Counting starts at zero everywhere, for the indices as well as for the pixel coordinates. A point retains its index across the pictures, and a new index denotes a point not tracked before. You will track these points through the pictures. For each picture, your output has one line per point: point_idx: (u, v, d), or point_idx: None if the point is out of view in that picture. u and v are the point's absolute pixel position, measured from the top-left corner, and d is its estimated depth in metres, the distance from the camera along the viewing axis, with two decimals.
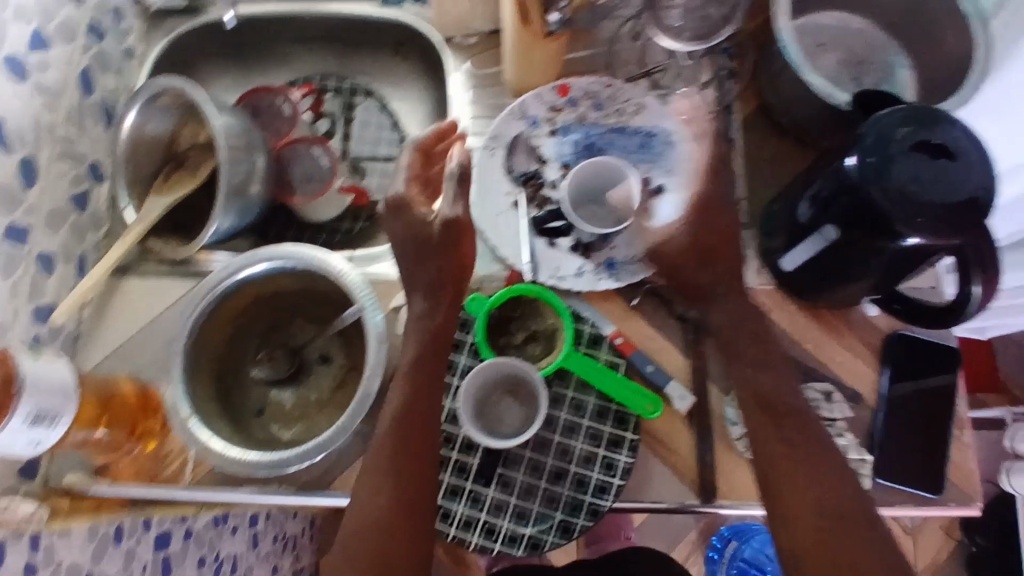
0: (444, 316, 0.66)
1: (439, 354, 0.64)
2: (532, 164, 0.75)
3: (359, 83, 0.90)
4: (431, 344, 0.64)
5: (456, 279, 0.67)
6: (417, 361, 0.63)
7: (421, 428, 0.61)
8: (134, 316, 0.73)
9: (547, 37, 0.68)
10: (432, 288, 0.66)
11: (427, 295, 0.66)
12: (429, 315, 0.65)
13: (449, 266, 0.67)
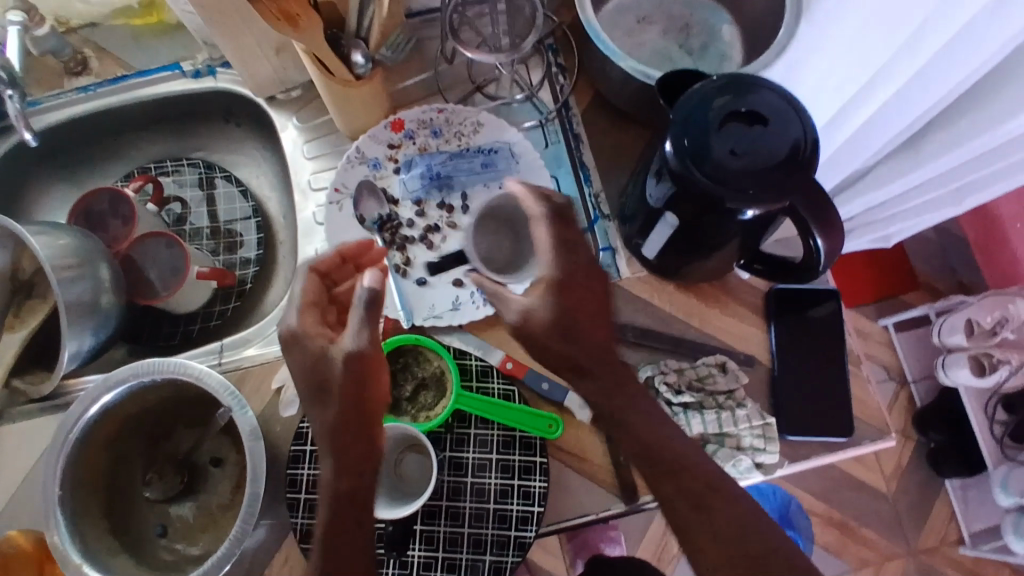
0: (361, 437, 0.54)
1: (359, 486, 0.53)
2: (384, 207, 0.73)
3: (198, 158, 0.87)
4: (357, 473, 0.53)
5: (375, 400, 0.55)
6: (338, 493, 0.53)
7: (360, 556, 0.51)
8: (13, 466, 0.70)
9: (359, 79, 0.66)
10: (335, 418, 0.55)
11: (339, 419, 0.54)
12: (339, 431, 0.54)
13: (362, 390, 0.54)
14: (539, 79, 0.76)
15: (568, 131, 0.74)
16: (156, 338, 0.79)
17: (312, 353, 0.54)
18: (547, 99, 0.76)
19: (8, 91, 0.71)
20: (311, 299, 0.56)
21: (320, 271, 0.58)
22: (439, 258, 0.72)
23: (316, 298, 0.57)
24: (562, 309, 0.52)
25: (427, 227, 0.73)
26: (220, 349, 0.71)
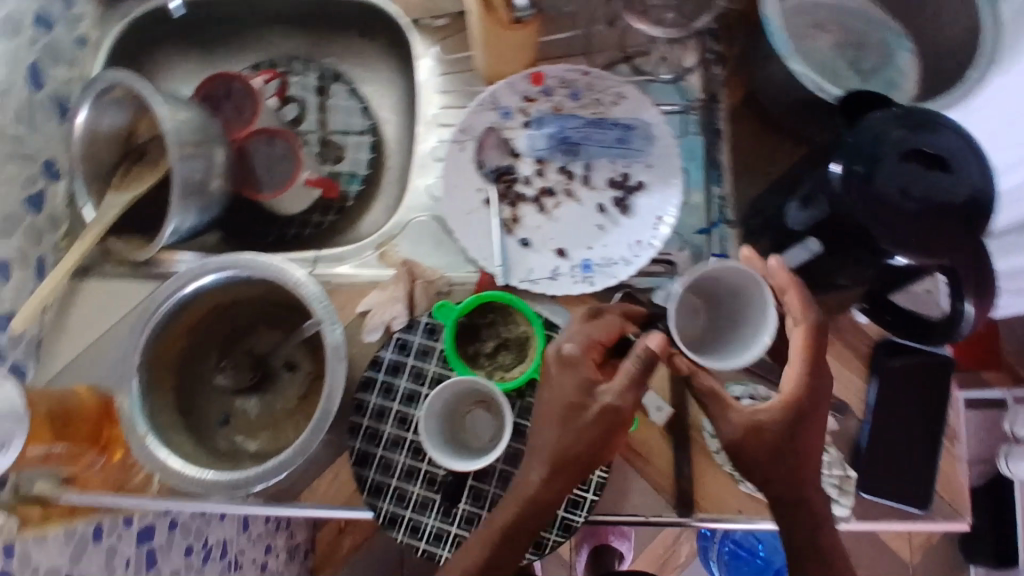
0: (567, 484, 0.53)
1: (530, 526, 0.53)
2: (505, 159, 0.71)
3: (325, 65, 0.86)
4: (538, 508, 0.52)
5: (596, 445, 0.52)
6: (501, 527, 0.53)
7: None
8: (94, 322, 0.71)
9: (517, 26, 0.63)
10: (556, 450, 0.52)
11: (551, 467, 0.52)
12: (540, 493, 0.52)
13: (590, 429, 0.52)
14: (693, 63, 0.73)
15: (710, 125, 0.71)
16: (250, 231, 0.80)
17: (580, 382, 0.53)
18: (697, 86, 0.72)
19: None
20: (601, 341, 0.54)
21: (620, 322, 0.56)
22: (545, 222, 0.70)
23: (604, 342, 0.55)
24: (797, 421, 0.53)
25: (542, 189, 0.70)
26: (314, 260, 0.71)
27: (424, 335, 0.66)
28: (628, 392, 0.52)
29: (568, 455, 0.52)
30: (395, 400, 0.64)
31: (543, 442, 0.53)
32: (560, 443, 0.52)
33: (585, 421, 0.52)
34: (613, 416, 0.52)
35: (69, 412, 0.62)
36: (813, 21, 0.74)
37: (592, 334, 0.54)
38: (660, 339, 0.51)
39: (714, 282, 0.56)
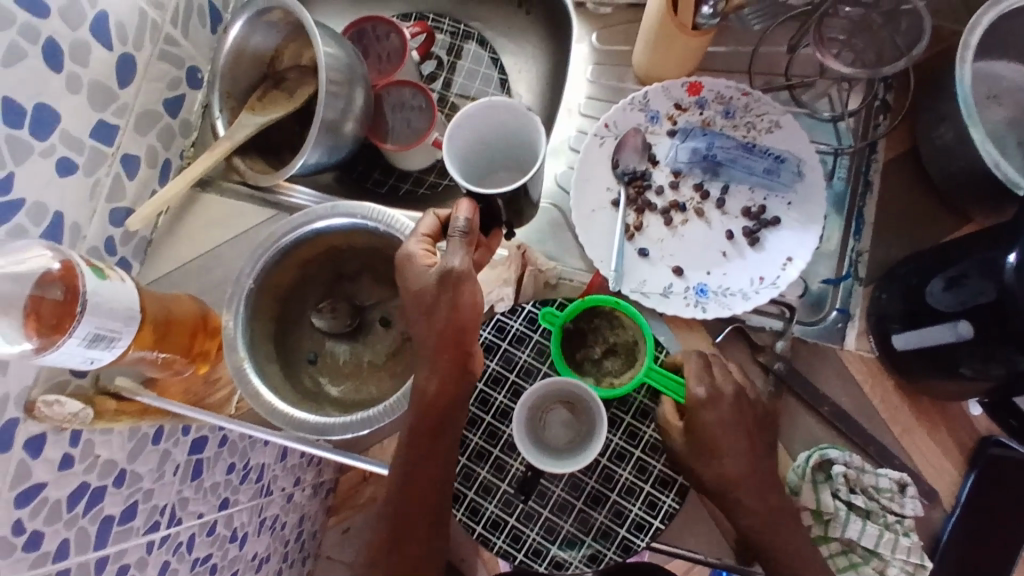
0: (460, 353, 0.52)
1: (445, 418, 0.53)
2: (641, 163, 0.69)
3: (474, 30, 0.84)
4: (457, 362, 0.52)
5: (470, 316, 0.52)
6: (418, 424, 0.52)
7: (433, 472, 0.52)
8: (206, 233, 0.73)
9: (695, 31, 0.61)
10: (438, 334, 0.51)
11: (447, 353, 0.52)
12: (428, 342, 0.52)
13: (434, 321, 0.52)
14: (856, 107, 0.70)
15: (859, 174, 0.69)
16: (366, 177, 0.81)
17: (416, 273, 0.53)
18: (856, 131, 0.69)
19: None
20: (430, 232, 0.56)
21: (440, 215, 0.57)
22: (669, 237, 0.68)
23: (434, 235, 0.56)
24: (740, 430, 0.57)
25: (673, 203, 0.68)
26: None
27: (524, 323, 0.65)
28: (458, 253, 0.52)
29: (448, 327, 0.51)
30: (481, 379, 0.65)
31: (425, 323, 0.52)
32: (437, 332, 0.51)
33: (436, 302, 0.51)
34: (446, 274, 0.52)
35: (168, 321, 0.61)
36: (991, 91, 0.70)
37: (417, 235, 0.55)
38: (468, 207, 0.54)
39: (501, 149, 0.66)
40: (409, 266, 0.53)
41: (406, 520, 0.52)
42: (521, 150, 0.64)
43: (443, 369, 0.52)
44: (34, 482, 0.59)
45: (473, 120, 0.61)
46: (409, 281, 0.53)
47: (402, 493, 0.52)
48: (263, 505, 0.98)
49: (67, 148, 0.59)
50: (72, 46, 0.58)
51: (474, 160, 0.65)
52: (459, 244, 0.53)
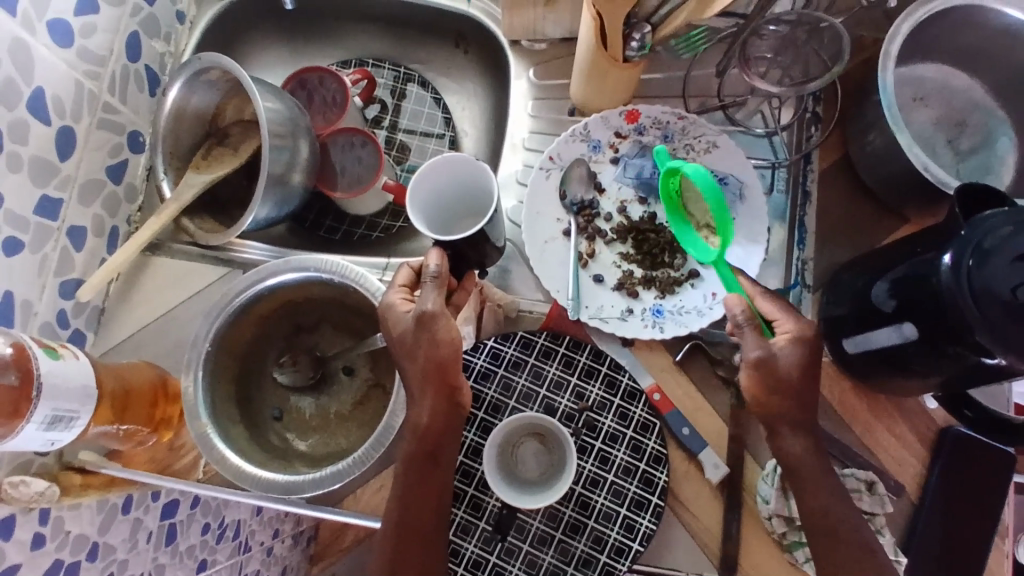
0: (450, 392, 0.54)
1: (438, 446, 0.54)
2: (589, 193, 0.70)
3: (414, 71, 0.86)
4: (445, 398, 0.54)
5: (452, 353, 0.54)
6: (414, 454, 0.54)
7: (426, 503, 0.54)
8: (160, 298, 0.72)
9: (627, 61, 0.63)
10: (422, 370, 0.53)
11: (433, 386, 0.53)
12: (418, 375, 0.54)
13: (418, 360, 0.53)
14: (788, 121, 0.72)
15: (797, 185, 0.71)
16: (320, 226, 0.81)
17: (398, 318, 0.55)
18: (790, 144, 0.72)
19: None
20: (406, 282, 0.58)
21: (414, 266, 0.59)
22: (621, 261, 0.69)
23: (411, 284, 0.58)
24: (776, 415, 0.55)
25: (623, 228, 0.70)
26: (385, 267, 0.71)
27: (487, 359, 0.66)
28: (432, 295, 0.54)
29: (431, 365, 0.53)
30: None
31: (415, 357, 0.53)
32: (422, 366, 0.53)
33: (416, 342, 0.53)
34: (421, 316, 0.53)
35: (127, 392, 0.60)
36: (915, 94, 0.74)
37: (394, 286, 0.58)
38: (437, 254, 0.55)
39: (465, 200, 0.66)
40: (390, 312, 0.56)
41: (398, 546, 0.54)
42: (480, 201, 0.66)
43: (439, 400, 0.54)
44: (8, 564, 0.60)
45: (439, 170, 0.62)
46: (390, 327, 0.55)
47: (403, 514, 0.54)
48: (243, 562, 0.93)
49: (13, 227, 0.58)
50: (10, 124, 0.57)
51: (432, 215, 0.65)
52: (432, 288, 0.54)
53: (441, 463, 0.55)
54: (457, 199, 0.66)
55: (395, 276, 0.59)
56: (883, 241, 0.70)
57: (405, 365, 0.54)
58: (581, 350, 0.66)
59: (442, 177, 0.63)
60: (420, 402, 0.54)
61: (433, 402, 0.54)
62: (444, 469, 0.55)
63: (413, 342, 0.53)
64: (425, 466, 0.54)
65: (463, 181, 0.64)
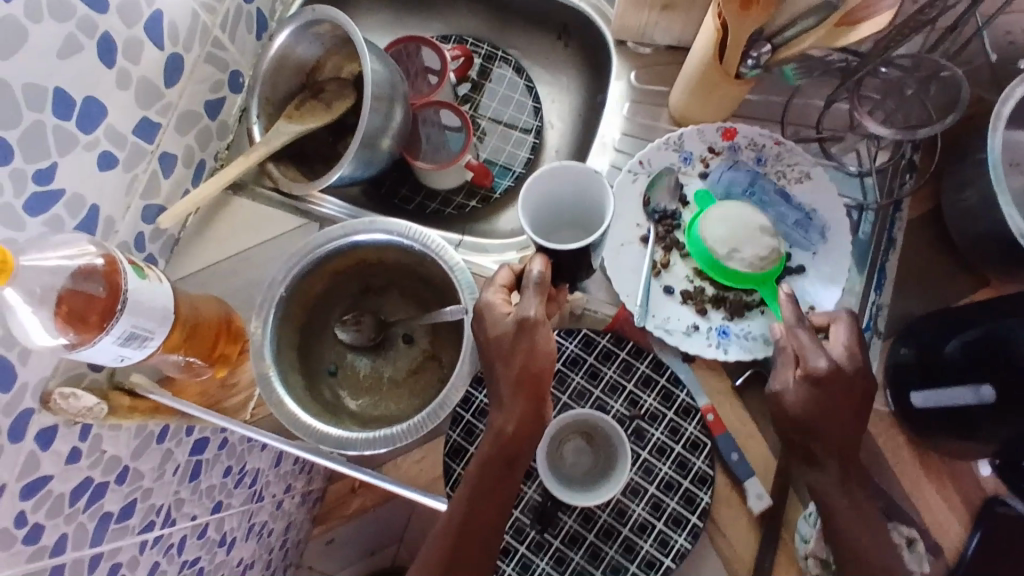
0: (539, 404, 0.53)
1: (519, 454, 0.53)
2: (673, 203, 0.70)
3: (511, 56, 0.87)
4: (533, 408, 0.53)
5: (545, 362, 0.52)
6: (491, 456, 0.53)
7: (494, 505, 0.54)
8: (234, 237, 0.73)
9: (735, 79, 0.62)
10: (516, 378, 0.52)
11: (525, 393, 0.52)
12: (511, 382, 0.52)
13: (512, 365, 0.52)
14: (884, 163, 0.71)
15: (883, 231, 0.70)
16: (395, 195, 0.81)
17: (498, 318, 0.54)
18: (881, 187, 0.71)
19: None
20: (506, 284, 0.56)
21: (515, 270, 0.57)
22: (694, 276, 0.69)
23: (511, 286, 0.57)
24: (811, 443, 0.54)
25: (701, 242, 0.69)
26: (458, 242, 0.73)
27: None
28: (534, 301, 0.52)
29: (525, 372, 0.52)
30: None
31: (511, 362, 0.52)
32: (516, 373, 0.52)
33: (514, 347, 0.52)
34: (522, 320, 0.52)
35: (196, 323, 0.61)
36: (1016, 158, 0.72)
37: (494, 285, 0.56)
38: (542, 261, 0.52)
39: (572, 209, 0.66)
40: (488, 311, 0.54)
41: (458, 542, 0.53)
42: (594, 213, 0.64)
43: (529, 410, 0.53)
44: (40, 474, 0.63)
45: (562, 178, 0.62)
46: (488, 323, 0.54)
47: (469, 512, 0.54)
48: (254, 510, 1.06)
49: (110, 142, 0.59)
50: (126, 42, 0.58)
51: (538, 216, 0.64)
52: (534, 294, 0.52)
53: (515, 470, 0.54)
54: (565, 210, 0.66)
55: (495, 276, 0.57)
56: (962, 300, 0.69)
57: (498, 370, 0.53)
58: (641, 358, 0.66)
59: (563, 184, 0.62)
60: (507, 407, 0.53)
61: (520, 406, 0.52)
62: (517, 474, 0.54)
63: (511, 349, 0.52)
64: (501, 470, 0.54)
65: (581, 194, 0.63)
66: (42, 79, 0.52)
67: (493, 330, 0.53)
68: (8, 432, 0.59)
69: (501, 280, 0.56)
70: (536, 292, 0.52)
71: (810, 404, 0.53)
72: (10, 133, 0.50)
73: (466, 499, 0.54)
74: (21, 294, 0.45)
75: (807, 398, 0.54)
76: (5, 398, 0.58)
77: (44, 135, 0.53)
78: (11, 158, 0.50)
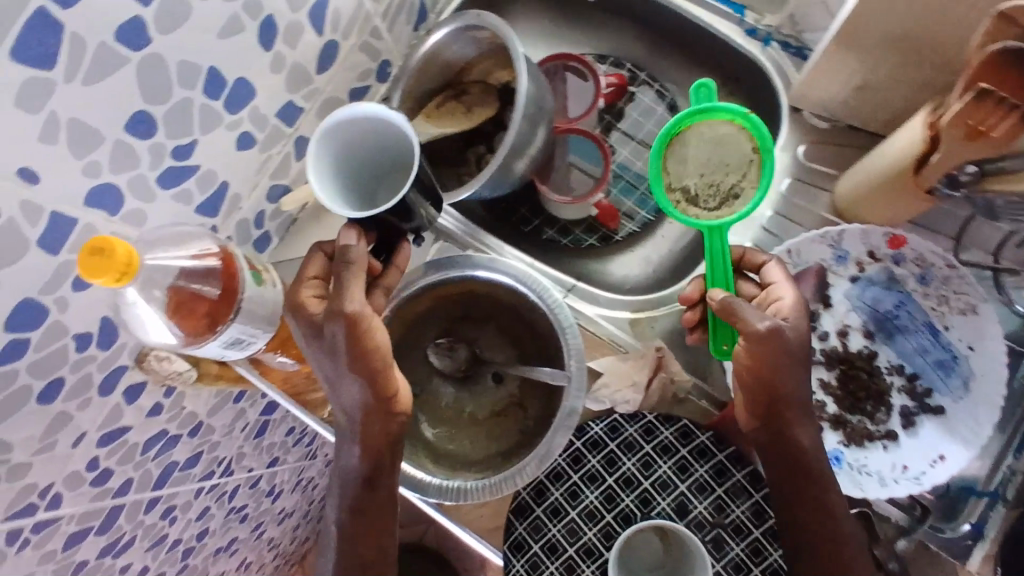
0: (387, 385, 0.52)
1: (388, 446, 0.53)
2: (814, 302, 0.65)
3: (668, 91, 0.80)
4: (376, 400, 0.52)
5: (380, 351, 0.51)
6: (363, 462, 0.53)
7: (380, 505, 0.53)
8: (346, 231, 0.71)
9: (926, 191, 0.55)
10: (350, 366, 0.51)
11: (366, 384, 0.51)
12: (354, 378, 0.51)
13: (344, 358, 0.51)
14: None
15: None
16: (514, 214, 0.78)
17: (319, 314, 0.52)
18: None
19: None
20: (318, 275, 0.55)
21: (327, 252, 0.56)
22: (817, 387, 0.64)
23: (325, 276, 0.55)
24: (775, 381, 0.50)
25: (836, 354, 0.64)
26: (571, 286, 0.70)
27: (639, 431, 0.62)
28: (352, 283, 0.50)
29: (362, 365, 0.50)
30: (578, 472, 0.62)
31: (342, 357, 0.51)
32: (350, 361, 0.50)
33: (341, 341, 0.50)
34: (341, 310, 0.49)
35: None
36: None
37: (306, 279, 0.54)
38: (354, 233, 0.52)
39: (382, 160, 0.59)
40: (301, 306, 0.52)
41: (358, 553, 0.52)
42: (402, 156, 0.58)
43: (377, 403, 0.52)
44: (120, 425, 0.65)
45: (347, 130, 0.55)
46: (308, 327, 0.52)
47: (354, 519, 0.53)
48: (305, 466, 1.13)
49: (252, 124, 0.58)
50: (288, 27, 0.55)
51: (346, 183, 0.58)
52: (348, 276, 0.50)
53: (393, 469, 0.54)
54: (373, 161, 0.59)
55: (304, 267, 0.55)
56: None
57: (325, 365, 0.52)
58: (739, 466, 0.60)
59: (345, 140, 0.56)
60: (354, 402, 0.52)
61: (373, 396, 0.52)
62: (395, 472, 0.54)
63: (340, 347, 0.50)
64: (378, 475, 0.53)
65: (372, 140, 0.57)
66: (198, 57, 0.50)
67: (316, 323, 0.52)
68: (99, 386, 0.60)
69: (306, 273, 0.54)
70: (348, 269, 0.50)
71: (800, 332, 0.50)
72: (156, 108, 0.49)
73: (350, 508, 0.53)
74: (141, 292, 0.45)
75: (796, 327, 0.51)
76: (103, 355, 0.58)
77: (189, 113, 0.52)
78: (152, 133, 0.50)
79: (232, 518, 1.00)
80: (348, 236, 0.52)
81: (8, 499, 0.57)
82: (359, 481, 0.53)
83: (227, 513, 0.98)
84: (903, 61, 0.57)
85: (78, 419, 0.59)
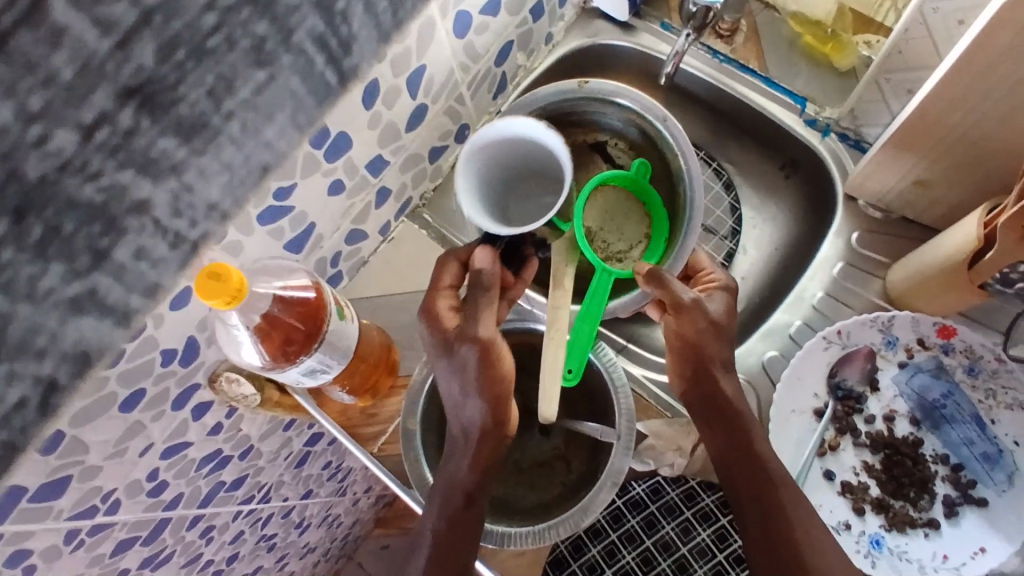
0: (504, 406, 0.58)
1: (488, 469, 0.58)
2: (862, 385, 0.66)
3: (726, 171, 0.84)
4: (496, 424, 0.58)
5: (506, 372, 0.58)
6: (469, 483, 0.58)
7: (474, 520, 0.57)
8: (416, 275, 0.77)
9: (978, 287, 0.58)
10: (478, 383, 0.57)
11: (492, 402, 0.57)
12: (482, 399, 0.57)
13: (470, 373, 0.57)
14: None
15: None
16: None
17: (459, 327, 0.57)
18: None
19: (689, 30, 0.71)
20: (453, 285, 0.60)
21: (461, 259, 0.61)
22: (861, 469, 0.65)
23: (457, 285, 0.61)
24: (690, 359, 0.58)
25: (883, 437, 0.65)
26: (621, 346, 0.73)
27: (680, 496, 0.70)
28: (488, 305, 0.57)
29: (488, 384, 0.57)
30: (616, 531, 0.71)
31: (473, 375, 0.57)
32: (481, 379, 0.57)
33: (472, 366, 0.57)
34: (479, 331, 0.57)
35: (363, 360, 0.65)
36: None
37: (444, 288, 0.60)
38: (490, 257, 0.57)
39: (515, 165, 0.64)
40: (438, 316, 0.58)
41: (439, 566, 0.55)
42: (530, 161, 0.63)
43: (494, 426, 0.58)
44: (182, 440, 0.67)
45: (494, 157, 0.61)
46: (440, 339, 0.58)
47: (444, 536, 0.56)
48: (336, 501, 1.15)
49: (345, 172, 0.60)
50: (388, 89, 0.58)
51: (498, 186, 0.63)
52: (486, 298, 0.57)
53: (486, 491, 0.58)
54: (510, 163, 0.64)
55: (441, 274, 0.61)
56: None
57: (449, 377, 0.58)
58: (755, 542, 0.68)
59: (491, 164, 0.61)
60: (472, 420, 0.58)
61: (493, 426, 0.58)
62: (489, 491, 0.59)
63: (472, 366, 0.57)
64: (479, 498, 0.58)
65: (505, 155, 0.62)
66: None
67: (450, 336, 0.58)
68: (172, 401, 0.62)
69: (440, 281, 0.60)
70: (485, 290, 0.57)
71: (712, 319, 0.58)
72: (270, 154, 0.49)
73: (441, 528, 0.57)
74: (243, 317, 0.49)
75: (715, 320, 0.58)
76: (183, 371, 0.60)
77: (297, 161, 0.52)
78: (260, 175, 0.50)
79: (261, 545, 1.02)
80: (486, 255, 0.57)
81: (75, 497, 0.58)
82: (461, 495, 0.57)
83: (258, 540, 1.00)
84: (967, 158, 0.60)
85: (149, 429, 0.61)
